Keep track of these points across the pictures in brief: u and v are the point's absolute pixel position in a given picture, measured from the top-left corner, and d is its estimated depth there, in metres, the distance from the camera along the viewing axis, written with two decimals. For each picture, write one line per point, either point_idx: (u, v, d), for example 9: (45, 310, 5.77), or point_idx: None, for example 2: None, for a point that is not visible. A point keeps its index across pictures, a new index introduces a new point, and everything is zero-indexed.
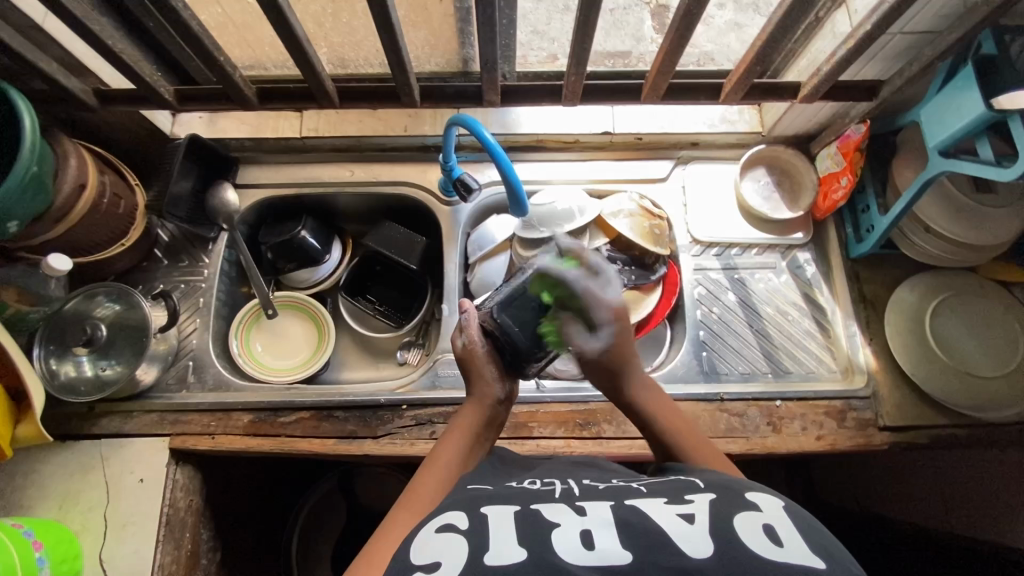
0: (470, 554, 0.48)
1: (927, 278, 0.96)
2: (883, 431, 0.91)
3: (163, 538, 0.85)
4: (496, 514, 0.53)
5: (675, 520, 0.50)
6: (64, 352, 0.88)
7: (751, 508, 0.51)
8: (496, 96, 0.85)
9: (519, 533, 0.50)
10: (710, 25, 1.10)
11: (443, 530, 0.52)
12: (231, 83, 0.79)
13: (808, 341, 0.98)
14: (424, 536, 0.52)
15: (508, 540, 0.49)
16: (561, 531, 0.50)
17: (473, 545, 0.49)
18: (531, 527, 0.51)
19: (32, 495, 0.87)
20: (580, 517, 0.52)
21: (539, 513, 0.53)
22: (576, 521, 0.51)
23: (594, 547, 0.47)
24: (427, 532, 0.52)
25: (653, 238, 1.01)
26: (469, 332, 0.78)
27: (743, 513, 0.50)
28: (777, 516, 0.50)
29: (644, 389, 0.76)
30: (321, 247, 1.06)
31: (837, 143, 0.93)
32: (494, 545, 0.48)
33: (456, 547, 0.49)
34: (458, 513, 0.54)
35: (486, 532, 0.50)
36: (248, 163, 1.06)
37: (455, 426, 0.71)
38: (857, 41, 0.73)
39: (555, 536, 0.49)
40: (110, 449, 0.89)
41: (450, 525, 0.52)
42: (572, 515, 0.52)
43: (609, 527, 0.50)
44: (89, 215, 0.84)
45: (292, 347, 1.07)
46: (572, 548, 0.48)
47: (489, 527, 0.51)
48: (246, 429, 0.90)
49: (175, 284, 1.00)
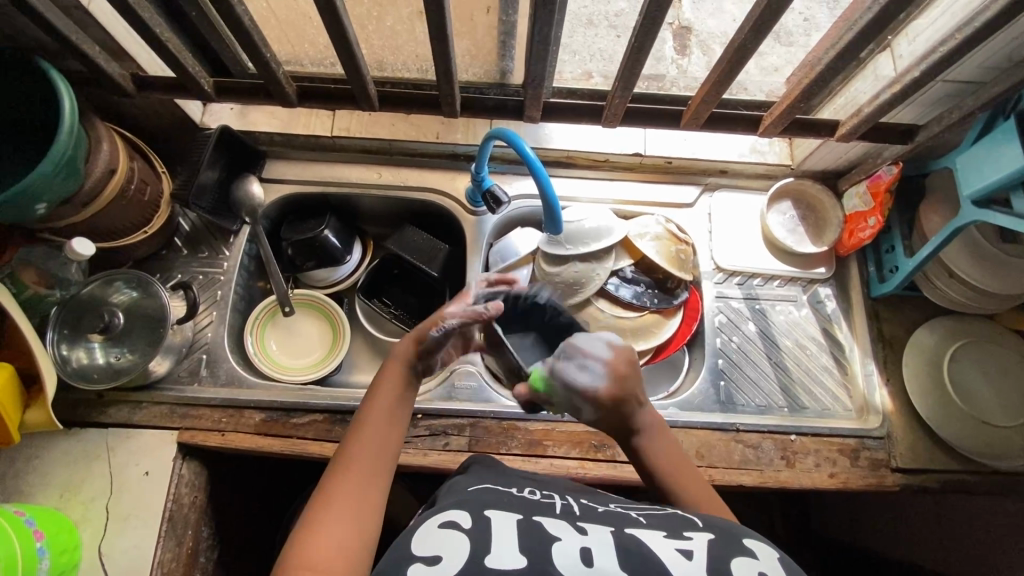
0: (473, 552, 0.48)
1: (947, 321, 0.97)
2: (895, 473, 0.91)
3: (164, 533, 0.84)
4: (498, 517, 0.53)
5: (674, 556, 0.50)
6: (76, 338, 0.86)
7: (748, 555, 0.51)
8: (537, 112, 0.84)
9: (520, 540, 0.50)
10: None
11: (446, 526, 0.52)
12: (274, 80, 0.78)
13: (826, 377, 0.98)
14: (424, 532, 0.52)
15: (510, 545, 0.49)
16: (561, 545, 0.50)
17: (474, 546, 0.49)
18: (532, 537, 0.51)
19: (32, 483, 0.84)
20: (581, 534, 0.52)
21: (540, 524, 0.53)
22: (576, 538, 0.51)
23: (592, 565, 0.48)
24: (429, 529, 0.52)
25: (678, 262, 1.01)
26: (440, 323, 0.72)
27: (740, 559, 0.50)
28: (773, 566, 0.50)
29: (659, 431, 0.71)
30: (343, 247, 1.05)
31: (867, 182, 0.94)
32: (496, 548, 0.49)
33: (457, 544, 0.49)
34: (460, 512, 0.54)
35: (488, 533, 0.51)
36: (276, 158, 1.05)
37: (376, 390, 0.68)
38: (904, 87, 0.73)
39: (556, 550, 0.49)
40: (116, 439, 0.87)
41: (452, 523, 0.52)
42: (573, 532, 0.52)
43: (609, 548, 0.50)
44: (116, 201, 0.83)
45: (306, 346, 1.05)
46: (572, 563, 0.48)
47: (493, 530, 0.51)
48: (257, 428, 0.89)
49: (194, 275, 0.98)
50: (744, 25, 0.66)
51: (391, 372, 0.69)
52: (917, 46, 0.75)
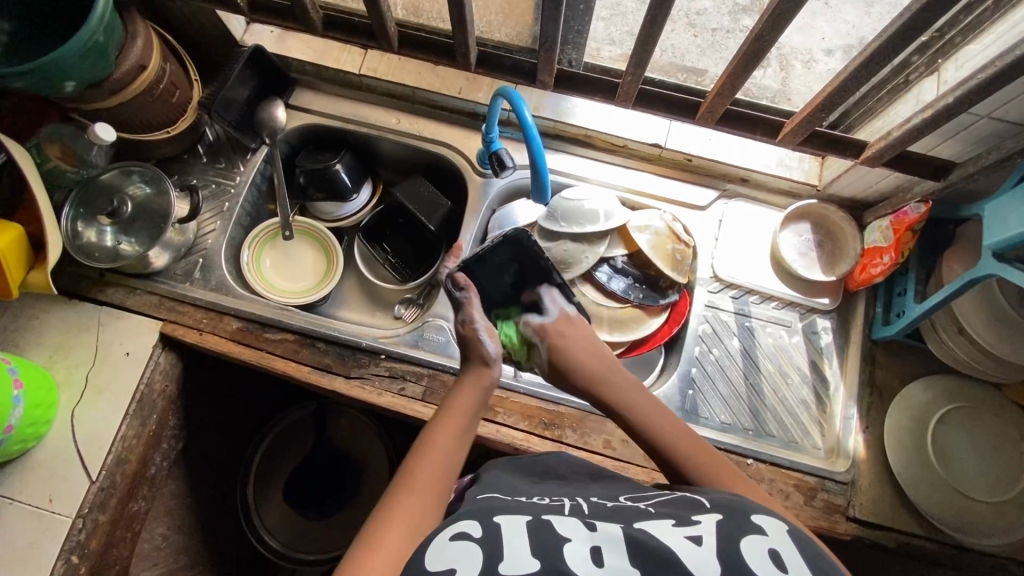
0: (486, 558, 0.48)
1: (943, 380, 0.91)
2: (849, 521, 0.86)
3: (132, 412, 0.90)
4: (509, 522, 0.52)
5: (683, 542, 0.49)
6: (91, 218, 0.93)
7: (757, 532, 0.51)
8: (549, 78, 0.83)
9: (531, 543, 0.49)
10: (811, 70, 1.01)
11: (457, 538, 0.51)
12: (299, 4, 0.80)
13: (801, 411, 0.94)
14: (437, 543, 0.51)
15: (522, 549, 0.49)
16: (570, 545, 0.50)
17: (486, 553, 0.48)
18: (542, 538, 0.50)
19: (28, 339, 0.92)
20: (590, 533, 0.51)
21: (551, 524, 0.53)
22: (586, 537, 0.51)
23: (602, 565, 0.48)
24: (440, 540, 0.51)
25: (673, 262, 0.98)
26: (469, 312, 0.79)
27: (749, 537, 0.50)
28: (781, 540, 0.50)
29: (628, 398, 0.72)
30: (352, 185, 1.08)
31: (891, 217, 0.89)
32: (509, 554, 0.48)
33: (469, 554, 0.48)
34: (471, 521, 0.53)
35: (500, 540, 0.50)
36: (305, 87, 1.08)
37: (444, 411, 0.69)
38: (936, 112, 0.68)
39: (567, 550, 0.49)
40: (108, 317, 0.94)
41: (463, 534, 0.51)
42: (582, 531, 0.52)
43: (618, 547, 0.49)
44: (143, 96, 0.88)
45: (299, 271, 1.09)
46: (583, 563, 0.48)
47: (503, 534, 0.51)
48: (233, 334, 0.94)
49: (207, 183, 1.03)
50: (764, 15, 0.63)
51: (462, 396, 0.71)
52: (962, 73, 0.69)
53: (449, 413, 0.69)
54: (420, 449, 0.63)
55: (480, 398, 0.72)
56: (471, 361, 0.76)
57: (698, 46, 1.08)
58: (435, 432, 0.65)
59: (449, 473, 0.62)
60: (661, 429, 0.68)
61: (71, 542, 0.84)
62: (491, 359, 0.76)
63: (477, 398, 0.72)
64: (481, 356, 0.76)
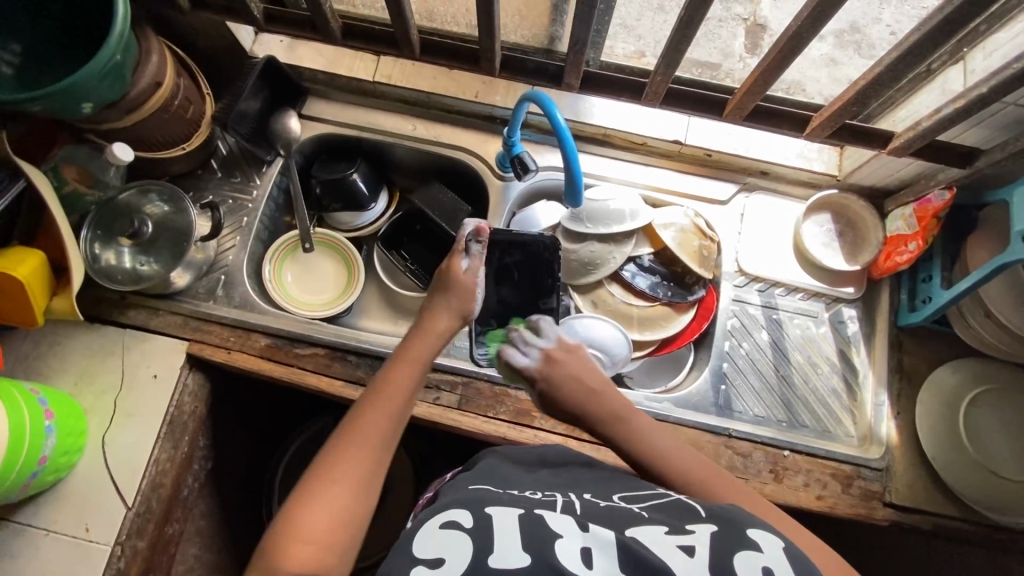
0: (476, 551, 0.50)
1: (972, 363, 0.93)
2: (886, 507, 0.87)
3: (163, 435, 0.89)
4: (500, 514, 0.54)
5: (675, 553, 0.50)
6: (109, 239, 0.91)
7: (752, 548, 0.51)
8: (575, 80, 0.82)
9: (523, 536, 0.51)
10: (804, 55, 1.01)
11: (447, 526, 0.53)
12: (320, 14, 0.79)
13: (832, 400, 0.95)
14: (428, 527, 0.54)
15: (514, 542, 0.50)
16: (562, 541, 0.51)
17: (476, 545, 0.51)
18: (534, 531, 0.52)
19: (51, 366, 0.90)
20: (583, 532, 0.53)
21: (543, 520, 0.54)
22: (578, 536, 0.52)
23: (591, 567, 0.49)
24: (431, 526, 0.54)
25: (699, 259, 0.99)
26: (474, 261, 0.81)
27: (743, 552, 0.51)
28: (777, 558, 0.50)
29: (629, 430, 0.71)
30: (369, 194, 1.07)
31: (915, 205, 0.90)
32: (500, 547, 0.50)
33: (460, 545, 0.51)
34: (462, 511, 0.55)
35: (491, 532, 0.52)
36: (317, 96, 1.07)
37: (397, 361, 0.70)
38: (969, 102, 0.68)
39: (559, 545, 0.50)
40: (132, 340, 0.92)
41: (454, 523, 0.54)
42: (574, 529, 0.53)
43: (610, 549, 0.51)
44: (157, 114, 0.86)
45: (320, 283, 1.08)
46: (573, 561, 0.49)
47: (494, 527, 0.52)
48: (262, 351, 0.93)
49: (223, 198, 1.02)
50: (802, 14, 0.63)
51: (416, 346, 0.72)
52: (992, 62, 0.69)
53: (405, 357, 0.71)
54: (367, 401, 0.65)
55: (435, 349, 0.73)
56: (443, 305, 0.78)
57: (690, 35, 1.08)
58: (384, 385, 0.67)
59: (396, 422, 0.64)
60: (662, 451, 0.68)
61: (111, 571, 0.83)
62: (454, 307, 0.77)
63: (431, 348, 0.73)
64: (461, 299, 0.79)
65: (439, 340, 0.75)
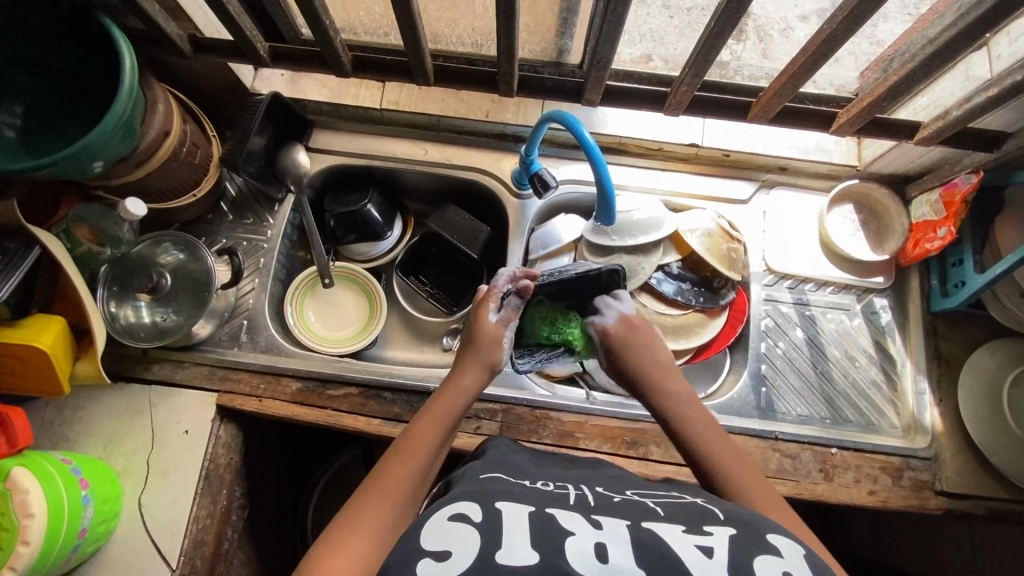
0: (483, 547, 0.47)
1: (1009, 345, 0.92)
2: (938, 496, 0.87)
3: (200, 490, 0.86)
4: (510, 510, 0.52)
5: (693, 552, 0.48)
6: (124, 295, 0.88)
7: (772, 553, 0.49)
8: (596, 96, 0.82)
9: (533, 532, 0.49)
10: (789, 38, 1.01)
11: (456, 520, 0.51)
12: (331, 49, 0.77)
13: (872, 392, 0.94)
14: (434, 520, 0.51)
15: (521, 539, 0.48)
16: (573, 539, 0.49)
17: (484, 539, 0.48)
18: (543, 528, 0.50)
19: (78, 432, 0.87)
20: (596, 528, 0.50)
21: (554, 517, 0.51)
22: (591, 532, 0.50)
23: (607, 561, 0.47)
24: (438, 519, 0.51)
25: (728, 261, 0.97)
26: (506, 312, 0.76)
27: (763, 557, 0.48)
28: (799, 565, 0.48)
29: (677, 403, 0.70)
30: (384, 223, 1.04)
31: (941, 191, 0.89)
32: (507, 542, 0.48)
33: (468, 539, 0.48)
34: (470, 504, 0.52)
35: (501, 528, 0.49)
36: (322, 128, 1.04)
37: (425, 414, 0.67)
38: (1002, 90, 0.68)
39: (569, 544, 0.48)
40: (159, 396, 0.89)
41: (463, 516, 0.51)
42: (585, 525, 0.51)
43: (624, 544, 0.48)
44: (167, 164, 0.84)
45: (343, 318, 1.06)
46: (584, 560, 0.47)
47: (504, 524, 0.50)
48: (293, 397, 0.90)
49: (238, 241, 0.99)
50: (837, 16, 0.62)
51: (443, 399, 0.69)
52: (1018, 47, 0.70)
53: (432, 412, 0.68)
54: (394, 451, 0.63)
55: (466, 403, 0.70)
56: (471, 359, 0.73)
57: (676, 26, 1.05)
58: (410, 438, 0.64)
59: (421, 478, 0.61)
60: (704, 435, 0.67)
61: None
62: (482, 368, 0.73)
63: (460, 403, 0.69)
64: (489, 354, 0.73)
65: (470, 393, 0.71)
